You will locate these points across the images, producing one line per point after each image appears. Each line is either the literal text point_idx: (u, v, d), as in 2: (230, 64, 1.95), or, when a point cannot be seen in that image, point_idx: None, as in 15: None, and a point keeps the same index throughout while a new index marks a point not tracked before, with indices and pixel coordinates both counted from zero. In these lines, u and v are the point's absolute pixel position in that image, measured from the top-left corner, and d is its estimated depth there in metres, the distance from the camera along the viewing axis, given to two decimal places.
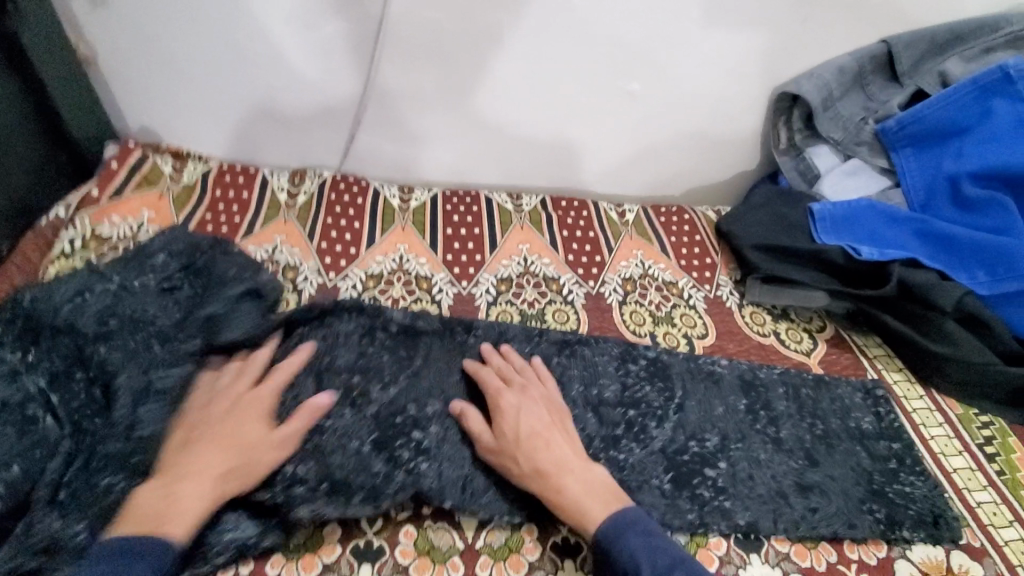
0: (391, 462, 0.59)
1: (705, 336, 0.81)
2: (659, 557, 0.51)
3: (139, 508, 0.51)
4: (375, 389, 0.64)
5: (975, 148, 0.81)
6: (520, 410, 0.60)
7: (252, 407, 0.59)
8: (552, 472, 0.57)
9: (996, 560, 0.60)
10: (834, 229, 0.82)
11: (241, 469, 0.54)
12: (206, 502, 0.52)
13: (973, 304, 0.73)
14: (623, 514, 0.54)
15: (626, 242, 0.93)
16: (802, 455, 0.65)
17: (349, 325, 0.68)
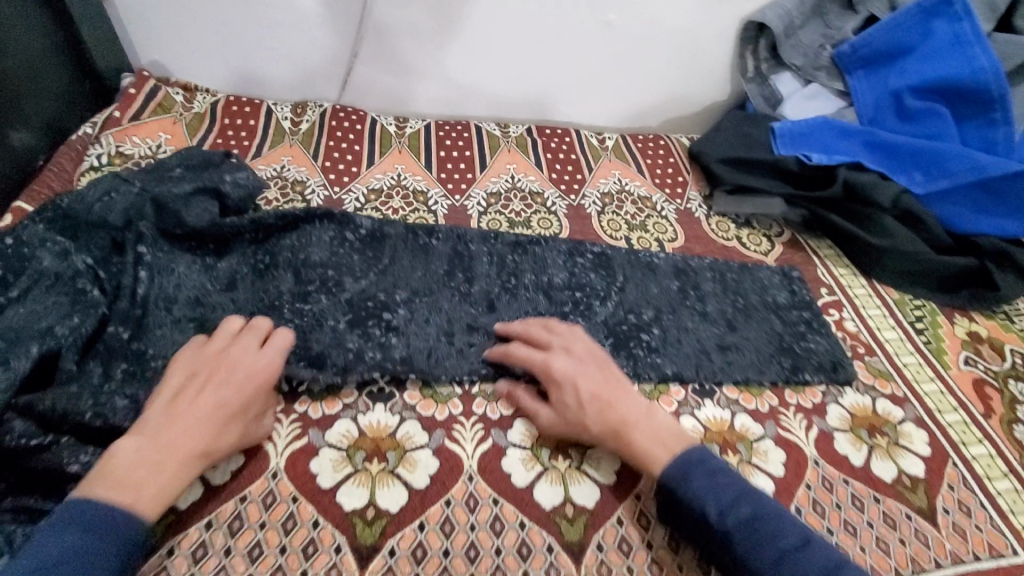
0: (364, 336, 0.65)
1: (675, 239, 0.90)
2: (723, 493, 0.52)
3: (112, 472, 0.47)
4: (348, 281, 0.71)
5: (917, 67, 0.90)
6: (575, 374, 0.60)
7: (249, 381, 0.55)
8: (623, 429, 0.57)
9: (915, 405, 0.70)
10: (791, 143, 0.90)
11: (222, 451, 0.52)
12: (179, 484, 0.49)
13: (908, 201, 0.83)
14: (686, 458, 0.55)
15: (609, 163, 1.01)
16: (723, 323, 0.75)
17: (319, 228, 0.75)
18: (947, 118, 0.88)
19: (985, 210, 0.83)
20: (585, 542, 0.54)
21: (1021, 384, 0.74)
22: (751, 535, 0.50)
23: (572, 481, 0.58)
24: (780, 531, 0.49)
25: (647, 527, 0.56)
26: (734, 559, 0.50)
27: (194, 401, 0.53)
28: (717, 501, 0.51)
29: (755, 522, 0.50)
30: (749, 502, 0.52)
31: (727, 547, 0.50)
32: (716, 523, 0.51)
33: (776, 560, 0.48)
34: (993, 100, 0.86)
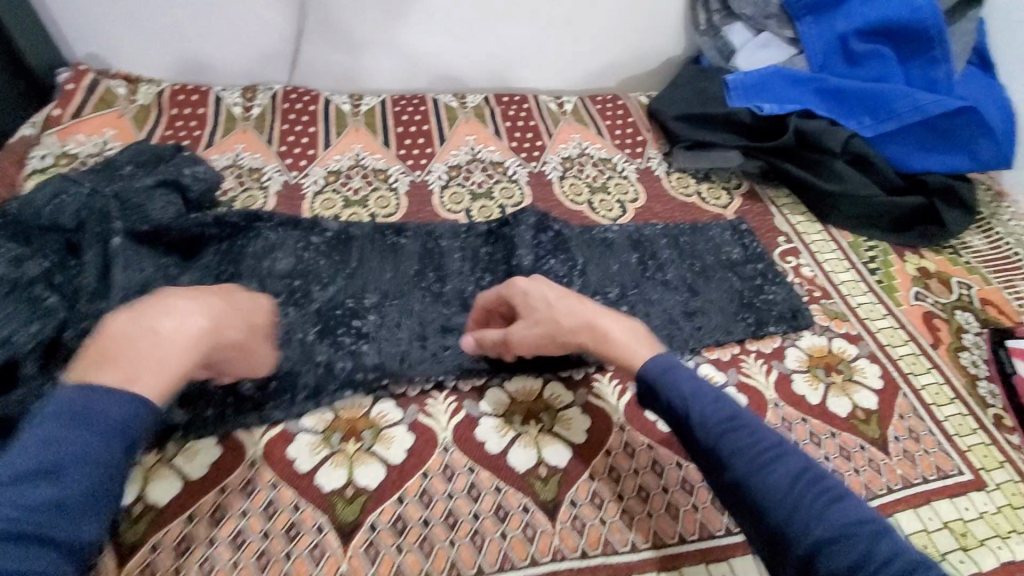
0: (335, 346, 0.64)
1: (637, 200, 0.91)
2: (704, 389, 0.49)
3: (105, 353, 0.43)
4: (316, 289, 0.69)
5: (861, 9, 0.91)
6: (538, 281, 0.60)
7: (246, 304, 0.55)
8: (594, 319, 0.57)
9: (868, 343, 0.74)
10: (746, 95, 0.91)
11: (213, 346, 0.48)
12: (183, 363, 0.46)
13: (858, 145, 0.86)
14: (660, 358, 0.52)
15: (568, 128, 1.01)
16: (685, 289, 0.76)
17: (284, 238, 0.74)
18: (892, 59, 0.90)
19: (931, 147, 0.86)
20: (560, 499, 0.57)
21: (966, 315, 0.79)
22: (732, 429, 0.46)
23: (546, 444, 0.61)
24: (758, 428, 0.46)
25: (618, 481, 0.59)
26: (710, 453, 0.46)
27: (193, 297, 0.50)
28: (696, 396, 0.49)
29: (735, 419, 0.47)
30: (729, 403, 0.48)
31: (705, 441, 0.47)
32: (692, 414, 0.48)
33: (753, 453, 0.45)
34: (933, 37, 0.88)
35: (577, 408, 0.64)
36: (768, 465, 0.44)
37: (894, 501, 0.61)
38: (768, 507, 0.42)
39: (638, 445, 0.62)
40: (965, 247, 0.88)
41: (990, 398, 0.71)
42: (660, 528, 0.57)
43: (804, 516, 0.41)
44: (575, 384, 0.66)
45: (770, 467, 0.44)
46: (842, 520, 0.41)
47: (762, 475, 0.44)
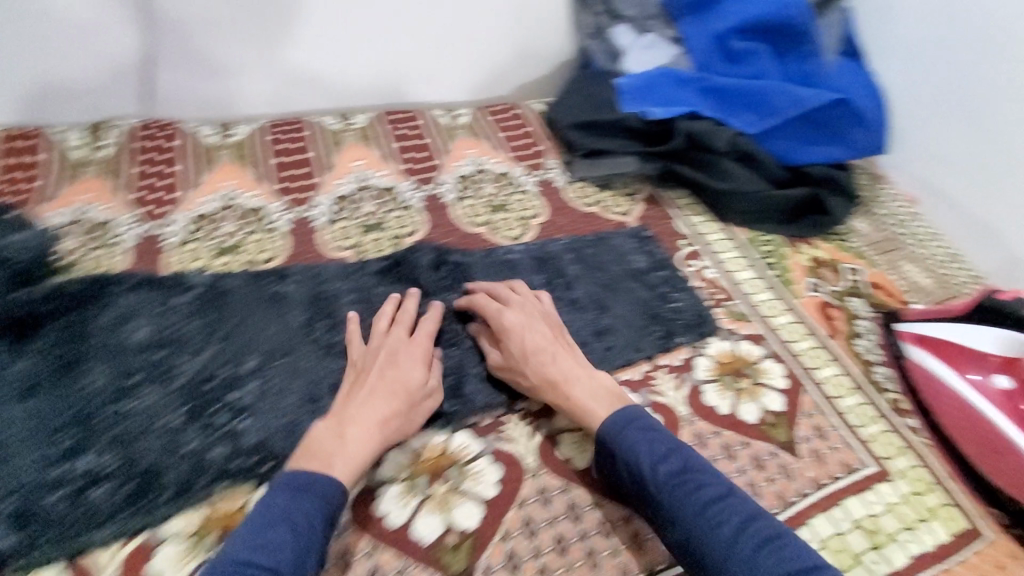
0: (208, 430, 0.58)
1: (539, 215, 0.87)
2: (655, 446, 0.53)
3: (309, 446, 0.53)
4: (184, 360, 0.63)
5: (736, 7, 0.92)
6: (526, 327, 0.62)
7: (409, 361, 0.59)
8: (560, 381, 0.59)
9: (772, 342, 0.74)
10: (634, 98, 0.90)
11: (398, 420, 0.56)
12: (373, 450, 0.54)
13: (744, 143, 0.86)
14: (620, 414, 0.56)
15: (461, 142, 0.96)
16: (593, 307, 0.74)
17: (141, 303, 0.65)
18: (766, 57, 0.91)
19: (812, 140, 0.89)
20: (471, 567, 0.53)
21: (859, 301, 0.81)
22: (684, 481, 0.51)
23: (453, 504, 0.56)
24: (704, 482, 0.51)
25: (532, 535, 0.55)
26: (663, 509, 0.51)
27: (368, 382, 0.58)
28: (650, 453, 0.53)
29: (686, 471, 0.52)
30: (682, 455, 0.53)
31: (659, 495, 0.51)
32: (646, 473, 0.52)
33: (703, 504, 0.49)
34: (802, 32, 0.91)
35: (485, 456, 0.60)
36: (712, 520, 0.48)
37: (807, 508, 0.61)
38: (714, 560, 0.47)
39: (552, 489, 0.58)
40: (852, 232, 0.90)
41: (886, 383, 0.73)
42: None
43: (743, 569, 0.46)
44: (482, 430, 0.62)
45: (718, 517, 0.48)
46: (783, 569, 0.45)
47: (708, 529, 0.48)
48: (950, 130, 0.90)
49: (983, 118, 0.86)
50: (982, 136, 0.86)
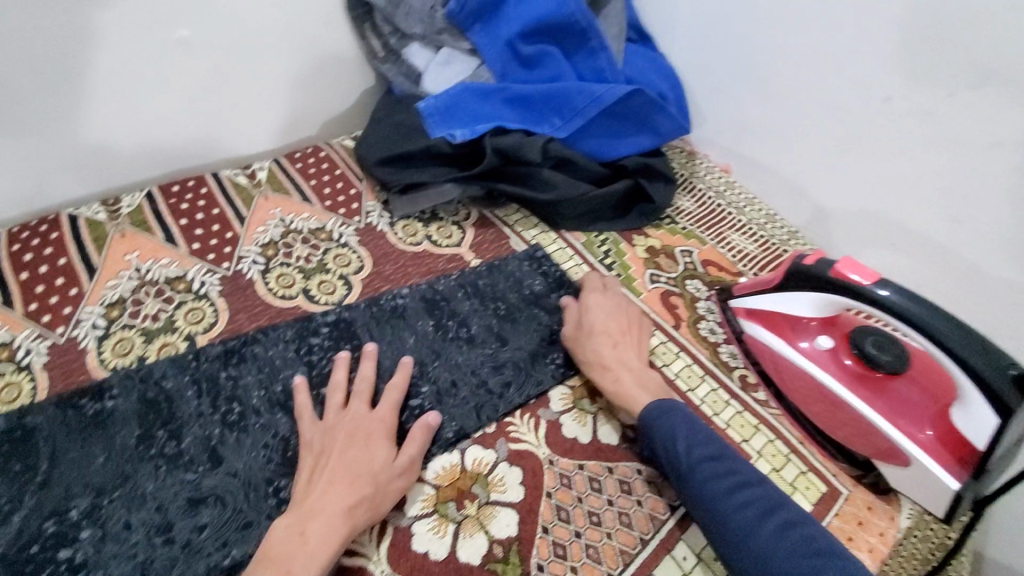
0: (204, 523, 0.57)
1: (468, 218, 0.91)
2: (695, 433, 0.60)
3: (269, 550, 0.52)
4: (164, 465, 0.60)
5: (514, 12, 0.90)
6: (601, 310, 0.73)
7: (369, 438, 0.59)
8: (611, 366, 0.67)
9: (700, 283, 0.84)
10: (440, 121, 0.87)
11: (365, 506, 0.54)
12: (339, 539, 0.52)
13: (555, 149, 0.86)
14: (664, 402, 0.63)
15: (365, 152, 0.91)
16: (550, 297, 0.79)
17: (121, 401, 0.64)
18: (556, 57, 0.89)
19: (652, 123, 0.89)
20: (526, 570, 0.54)
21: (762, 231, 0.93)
22: (707, 472, 0.56)
23: (487, 517, 0.57)
24: (735, 468, 0.57)
25: (569, 519, 0.58)
26: (694, 490, 0.56)
27: (326, 471, 0.56)
28: (685, 438, 0.59)
29: (712, 459, 0.57)
30: (711, 444, 0.59)
31: (688, 486, 0.57)
32: (680, 454, 0.58)
33: (726, 492, 0.55)
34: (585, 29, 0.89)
35: (501, 463, 0.61)
36: (739, 504, 0.54)
37: (786, 418, 0.68)
38: (739, 542, 0.52)
39: (570, 471, 0.61)
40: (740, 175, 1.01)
41: None
42: (623, 543, 0.57)
43: (768, 547, 0.51)
44: (490, 438, 0.63)
45: (740, 505, 0.54)
46: (794, 548, 0.51)
47: (734, 510, 0.54)
48: (740, 101, 0.96)
49: (765, 78, 0.91)
50: (764, 96, 0.92)
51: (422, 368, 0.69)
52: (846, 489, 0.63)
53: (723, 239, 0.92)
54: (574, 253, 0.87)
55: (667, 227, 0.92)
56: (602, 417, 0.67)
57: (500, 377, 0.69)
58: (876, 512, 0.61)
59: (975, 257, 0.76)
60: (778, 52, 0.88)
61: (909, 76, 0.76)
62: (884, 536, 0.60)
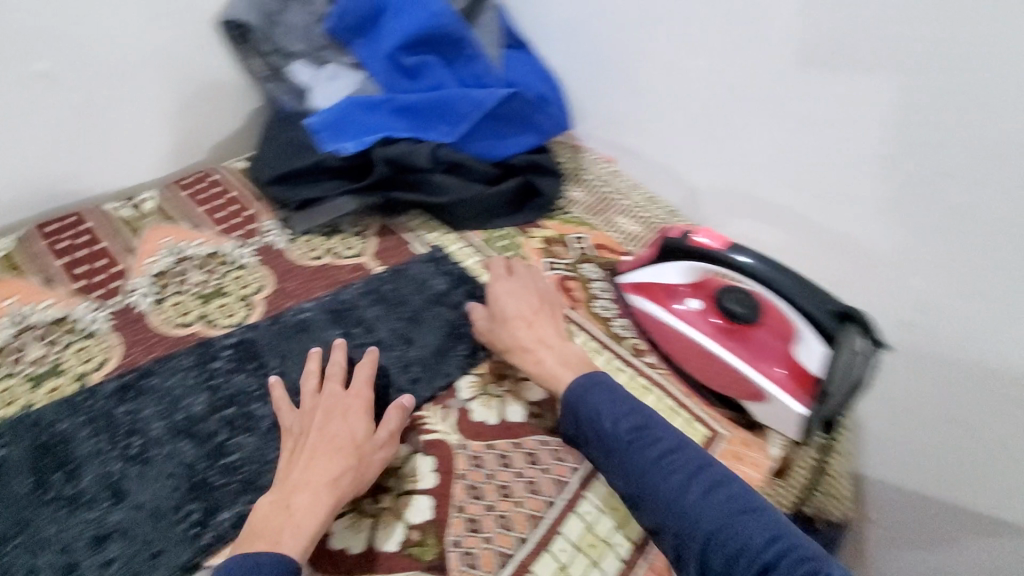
0: (111, 556, 0.57)
1: (370, 226, 0.92)
2: (617, 407, 0.63)
3: (254, 527, 0.55)
4: (64, 507, 0.59)
5: (391, 25, 0.94)
6: (511, 296, 0.75)
7: (348, 415, 0.63)
8: (530, 348, 0.71)
9: (594, 266, 0.91)
10: (328, 135, 0.89)
11: (350, 476, 0.58)
12: (326, 509, 0.56)
13: (444, 154, 0.90)
14: (587, 378, 0.66)
15: (260, 172, 0.92)
16: (453, 295, 0.83)
17: (13, 451, 0.63)
18: (436, 67, 0.93)
19: (532, 123, 0.95)
20: (442, 548, 0.58)
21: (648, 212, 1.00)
22: (638, 447, 0.60)
23: (405, 506, 0.60)
24: (659, 435, 0.61)
25: (480, 495, 0.62)
26: (624, 460, 0.60)
27: (309, 447, 0.60)
28: (609, 415, 0.62)
29: (641, 433, 0.61)
30: (639, 417, 0.62)
31: (620, 461, 0.60)
32: (608, 428, 0.62)
33: (653, 460, 0.59)
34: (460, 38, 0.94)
35: (415, 454, 0.64)
36: (666, 468, 0.58)
37: (672, 377, 0.76)
38: (670, 503, 0.57)
39: (480, 452, 0.65)
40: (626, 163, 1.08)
41: None
42: (531, 509, 0.61)
43: (696, 503, 0.56)
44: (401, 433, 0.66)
45: (670, 475, 0.58)
46: (719, 501, 0.56)
47: (663, 475, 0.58)
48: (608, 96, 1.02)
49: (631, 73, 0.97)
50: (628, 89, 0.99)
51: None
52: (726, 431, 0.71)
53: (611, 223, 0.99)
54: (475, 250, 0.91)
55: (559, 217, 0.98)
56: (510, 400, 0.71)
57: (409, 376, 0.71)
58: (752, 447, 0.70)
59: (818, 218, 0.85)
60: (639, 49, 0.95)
61: (747, 65, 0.84)
62: (758, 465, 0.68)
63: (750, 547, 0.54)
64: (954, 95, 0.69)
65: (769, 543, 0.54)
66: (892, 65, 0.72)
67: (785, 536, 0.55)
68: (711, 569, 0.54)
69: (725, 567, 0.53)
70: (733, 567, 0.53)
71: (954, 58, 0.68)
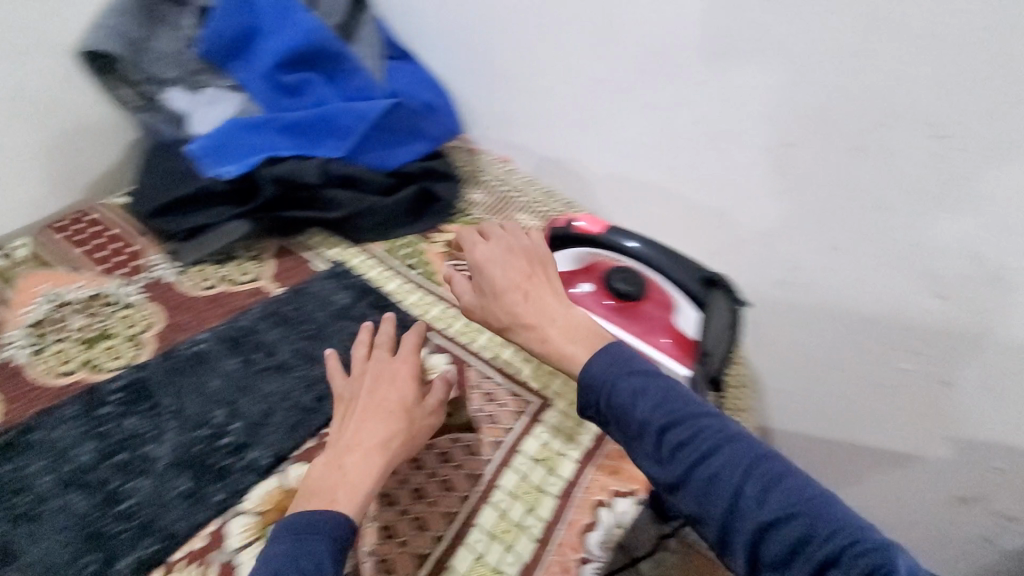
0: None
1: (267, 249, 0.91)
2: (645, 393, 0.55)
3: (309, 485, 0.57)
4: None
5: (264, 45, 0.92)
6: (495, 266, 0.69)
7: (397, 381, 0.65)
8: (532, 322, 0.64)
9: None
10: (208, 160, 0.87)
11: (400, 438, 0.61)
12: (379, 471, 0.58)
13: (333, 170, 0.89)
14: (602, 360, 0.58)
15: (139, 206, 0.88)
16: (357, 308, 0.82)
17: None
18: (314, 84, 0.92)
19: (417, 132, 0.96)
20: (358, 559, 0.59)
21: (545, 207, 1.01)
22: (674, 433, 0.53)
23: None
24: (703, 422, 0.53)
25: (394, 501, 0.62)
26: (668, 452, 0.53)
27: (358, 412, 0.62)
28: (637, 401, 0.54)
29: (677, 416, 0.53)
30: (670, 398, 0.54)
31: (651, 449, 0.53)
32: (640, 415, 0.54)
33: (696, 458, 0.51)
34: (335, 53, 0.93)
35: None
36: (713, 464, 0.51)
37: None
38: (723, 503, 0.50)
39: None
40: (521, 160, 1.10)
41: None
42: (446, 506, 0.62)
43: (753, 502, 0.49)
44: (310, 453, 0.67)
45: (712, 463, 0.51)
46: (780, 498, 0.49)
47: (713, 473, 0.51)
48: (490, 98, 1.03)
49: (506, 74, 0.98)
50: (507, 88, 0.99)
51: (230, 406, 0.69)
52: None
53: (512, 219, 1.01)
54: (377, 261, 0.91)
55: (460, 219, 0.99)
56: None
57: (314, 394, 0.71)
58: None
59: (696, 196, 0.88)
60: (508, 50, 0.95)
61: (607, 57, 0.85)
62: None
63: (813, 537, 0.47)
64: (789, 69, 0.72)
65: (831, 536, 0.47)
66: (730, 51, 0.75)
67: (850, 528, 0.47)
68: (765, 562, 0.48)
69: (780, 560, 0.48)
70: (789, 560, 0.47)
71: (786, 32, 0.70)
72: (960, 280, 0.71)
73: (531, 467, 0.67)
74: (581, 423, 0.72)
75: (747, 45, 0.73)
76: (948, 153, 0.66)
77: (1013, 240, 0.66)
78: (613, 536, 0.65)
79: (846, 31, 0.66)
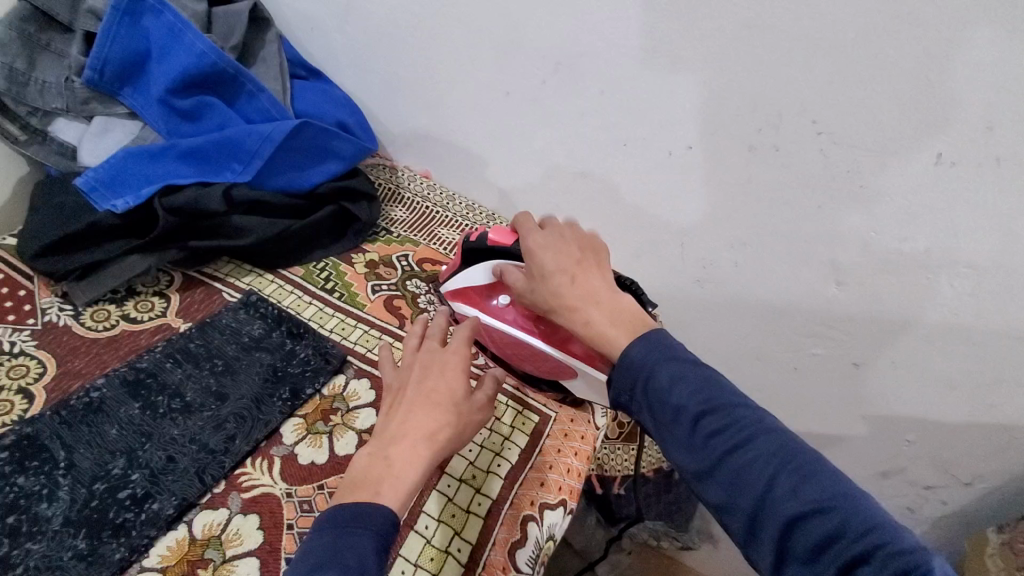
0: None
1: (173, 283, 0.86)
2: (687, 381, 0.49)
3: (354, 477, 0.54)
4: None
5: (158, 70, 0.88)
6: (545, 250, 0.62)
7: (448, 372, 0.60)
8: (577, 305, 0.58)
9: (421, 280, 0.92)
10: (100, 193, 0.81)
11: (448, 433, 0.57)
12: (424, 467, 0.55)
13: (238, 197, 0.85)
14: (642, 350, 0.51)
15: (23, 245, 0.81)
16: (272, 337, 0.79)
17: None
18: (215, 108, 0.89)
19: (329, 150, 0.92)
20: None
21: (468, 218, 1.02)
22: (710, 420, 0.47)
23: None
24: (744, 412, 0.47)
25: None
26: (708, 434, 0.46)
27: (408, 404, 0.58)
28: (680, 391, 0.48)
29: (716, 402, 0.47)
30: (711, 383, 0.49)
31: (684, 437, 0.47)
32: (676, 402, 0.48)
33: (725, 450, 0.45)
34: (235, 75, 0.90)
35: (238, 516, 0.62)
36: (745, 451, 0.45)
37: (502, 371, 0.79)
38: (759, 495, 0.43)
39: (310, 495, 0.65)
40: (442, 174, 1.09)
41: None
42: None
43: (788, 490, 0.43)
44: (221, 497, 0.64)
45: (745, 453, 0.45)
46: (811, 491, 0.42)
47: (743, 463, 0.44)
48: (405, 114, 1.01)
49: (416, 93, 0.98)
50: (420, 104, 0.98)
51: (130, 456, 0.65)
52: (553, 411, 0.77)
53: (434, 235, 1.01)
54: (294, 287, 0.88)
55: (382, 238, 0.98)
56: (338, 432, 0.71)
57: (224, 434, 0.67)
58: (576, 422, 0.77)
59: (611, 200, 0.89)
60: (418, 66, 0.94)
61: (514, 69, 0.86)
62: (586, 437, 0.76)
63: (844, 534, 0.40)
64: (682, 75, 0.74)
65: (866, 531, 0.40)
66: (631, 57, 0.76)
67: (884, 527, 0.40)
68: (794, 557, 0.42)
69: (808, 556, 0.41)
70: (819, 556, 0.41)
71: (680, 42, 0.72)
72: (856, 266, 0.74)
73: (456, 488, 0.66)
74: (508, 436, 0.72)
75: (641, 52, 0.75)
76: (829, 149, 0.69)
77: (899, 227, 0.69)
78: (542, 550, 0.65)
79: (734, 36, 0.68)
